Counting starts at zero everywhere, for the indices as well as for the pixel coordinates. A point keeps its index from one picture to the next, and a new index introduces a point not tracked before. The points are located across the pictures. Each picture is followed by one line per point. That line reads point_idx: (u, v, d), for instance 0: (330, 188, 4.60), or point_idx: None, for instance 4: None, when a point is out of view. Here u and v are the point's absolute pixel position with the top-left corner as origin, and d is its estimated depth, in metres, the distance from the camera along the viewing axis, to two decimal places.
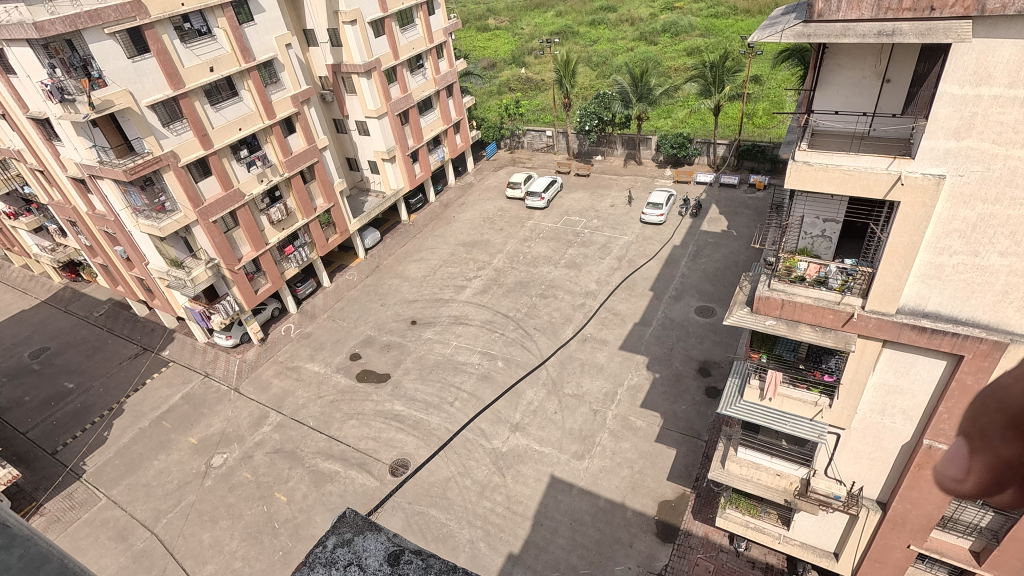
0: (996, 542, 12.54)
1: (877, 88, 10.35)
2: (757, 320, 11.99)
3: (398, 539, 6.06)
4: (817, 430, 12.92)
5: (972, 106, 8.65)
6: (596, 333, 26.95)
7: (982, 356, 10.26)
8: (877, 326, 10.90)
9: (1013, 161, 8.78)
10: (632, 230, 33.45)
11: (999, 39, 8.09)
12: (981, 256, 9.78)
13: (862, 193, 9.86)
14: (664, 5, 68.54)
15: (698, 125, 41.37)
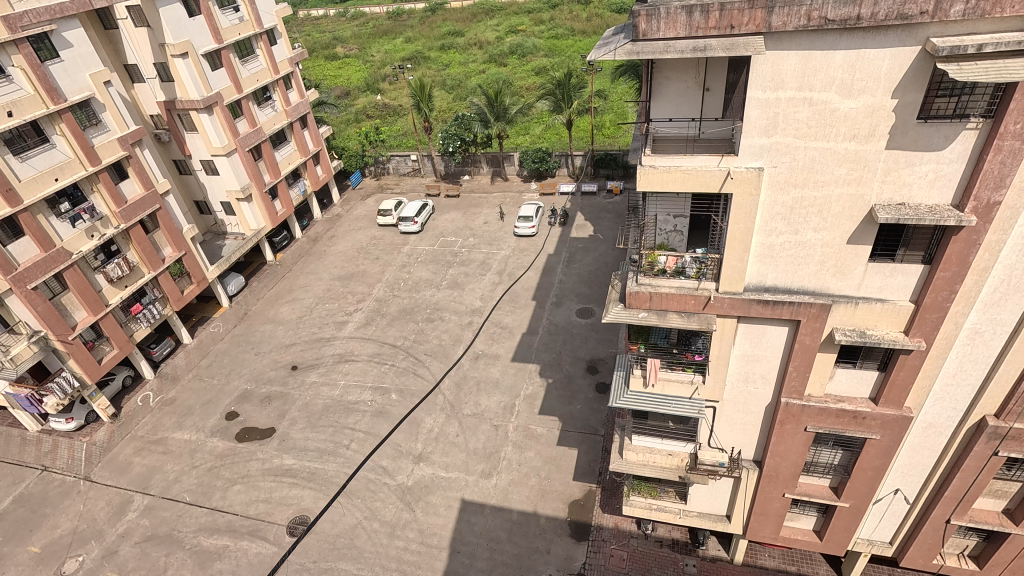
0: (848, 475, 14.65)
1: (700, 96, 11.71)
2: (631, 314, 12.86)
3: None
4: (697, 407, 14.09)
5: (774, 107, 10.11)
6: (487, 349, 27.19)
7: (814, 318, 11.96)
8: (730, 305, 12.28)
9: (811, 152, 10.38)
10: (507, 244, 34.40)
11: (786, 51, 9.58)
12: (801, 234, 11.38)
13: (700, 189, 11.06)
14: (508, 28, 71.93)
15: (555, 139, 43.80)
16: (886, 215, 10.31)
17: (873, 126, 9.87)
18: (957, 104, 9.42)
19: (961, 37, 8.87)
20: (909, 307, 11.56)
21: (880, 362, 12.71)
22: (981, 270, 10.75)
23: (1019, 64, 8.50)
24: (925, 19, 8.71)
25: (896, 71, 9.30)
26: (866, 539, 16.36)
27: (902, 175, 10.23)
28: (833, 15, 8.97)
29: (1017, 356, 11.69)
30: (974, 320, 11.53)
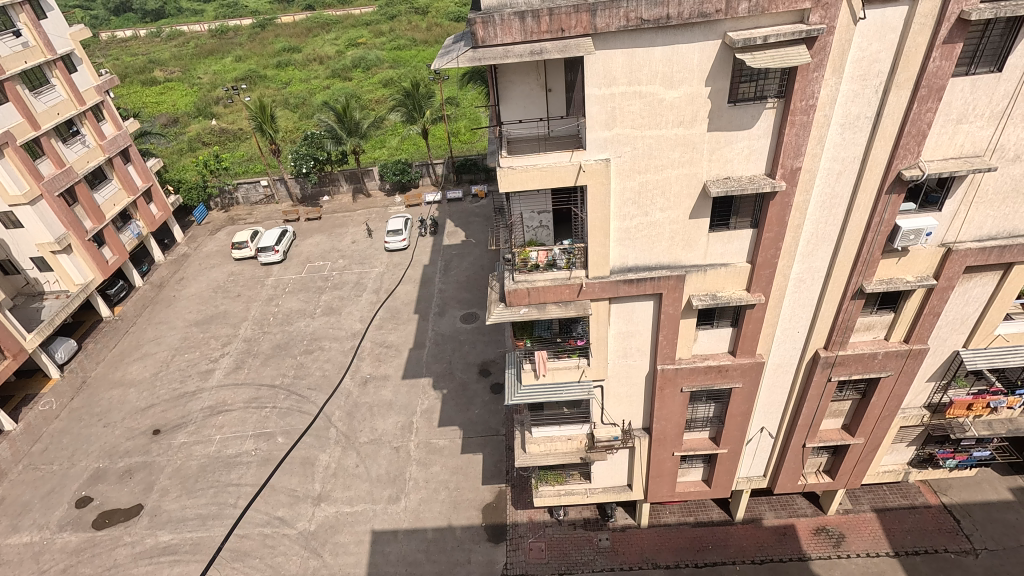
0: (722, 424, 16.37)
1: (544, 96, 12.28)
2: (512, 312, 13.21)
3: None
4: (586, 388, 14.86)
5: (611, 101, 10.90)
6: (375, 371, 26.25)
7: (673, 289, 13.20)
8: (601, 288, 13.08)
9: (647, 140, 11.38)
10: (380, 261, 33.50)
11: (613, 50, 10.39)
12: (651, 214, 12.43)
13: (557, 184, 11.65)
14: (348, 41, 69.95)
15: (413, 150, 43.46)
16: (717, 189, 11.64)
17: (694, 112, 11.07)
18: (757, 87, 10.90)
19: (751, 29, 10.25)
20: (747, 267, 13.18)
21: (731, 318, 14.34)
22: (795, 227, 12.56)
23: (797, 51, 10.03)
24: (721, 16, 9.96)
25: (706, 62, 10.52)
26: (745, 477, 18.36)
27: (724, 152, 11.61)
28: (647, 16, 9.89)
29: (833, 295, 13.82)
30: (797, 270, 13.43)
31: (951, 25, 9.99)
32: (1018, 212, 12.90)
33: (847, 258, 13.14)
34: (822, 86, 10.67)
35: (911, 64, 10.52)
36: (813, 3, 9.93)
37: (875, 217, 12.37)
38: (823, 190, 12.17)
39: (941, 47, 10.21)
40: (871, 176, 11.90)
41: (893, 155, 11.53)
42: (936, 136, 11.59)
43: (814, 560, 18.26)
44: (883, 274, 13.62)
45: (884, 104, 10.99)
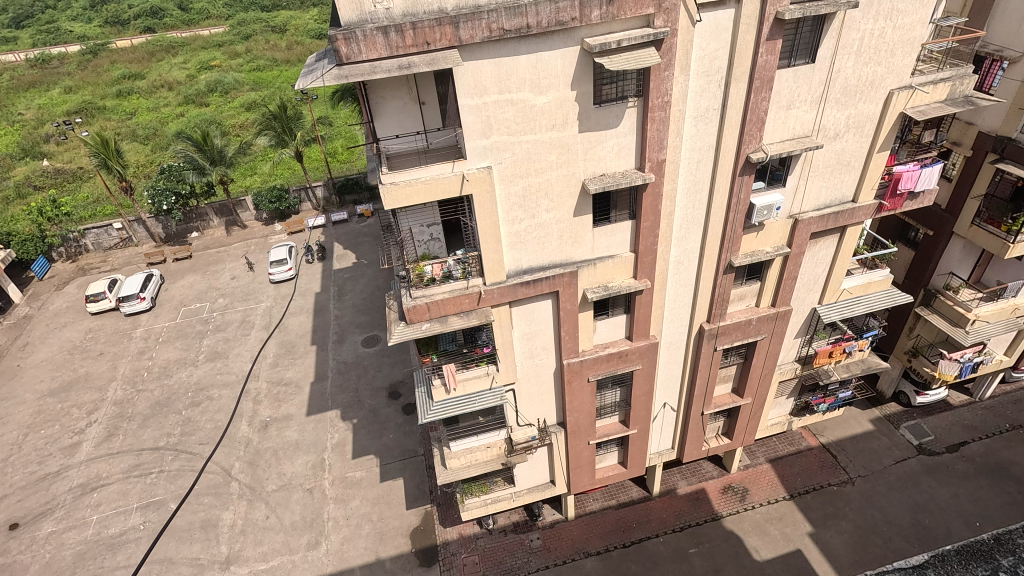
0: (629, 406, 17.24)
1: (418, 109, 12.16)
2: (415, 329, 12.96)
3: None
4: (498, 394, 14.95)
5: (484, 110, 11.04)
6: (275, 412, 24.51)
7: (567, 285, 13.68)
8: (500, 294, 13.21)
9: (525, 144, 11.68)
10: (266, 295, 31.40)
11: (481, 60, 10.54)
12: (538, 216, 12.76)
13: (442, 196, 11.61)
14: (199, 64, 64.97)
15: (288, 174, 41.30)
16: (595, 186, 12.23)
17: (565, 115, 11.55)
18: (617, 88, 11.63)
19: (605, 35, 10.89)
20: (631, 256, 13.99)
21: (624, 306, 15.15)
22: (668, 214, 13.53)
23: (648, 52, 10.80)
24: (576, 24, 10.48)
25: (568, 67, 11.02)
26: (656, 452, 19.46)
27: (597, 151, 12.24)
28: (508, 26, 10.15)
29: (708, 272, 15.07)
30: (675, 254, 14.50)
31: (771, 24, 11.31)
32: (843, 181, 14.91)
33: (715, 237, 14.39)
34: (673, 84, 11.60)
35: (744, 59, 11.78)
36: (656, 9, 10.74)
37: (733, 197, 13.68)
38: (687, 177, 13.23)
39: (766, 44, 11.54)
40: (725, 161, 13.15)
41: (741, 141, 12.83)
42: (772, 121, 13.06)
43: (726, 517, 19.75)
44: (746, 248, 15.08)
45: (727, 97, 12.20)
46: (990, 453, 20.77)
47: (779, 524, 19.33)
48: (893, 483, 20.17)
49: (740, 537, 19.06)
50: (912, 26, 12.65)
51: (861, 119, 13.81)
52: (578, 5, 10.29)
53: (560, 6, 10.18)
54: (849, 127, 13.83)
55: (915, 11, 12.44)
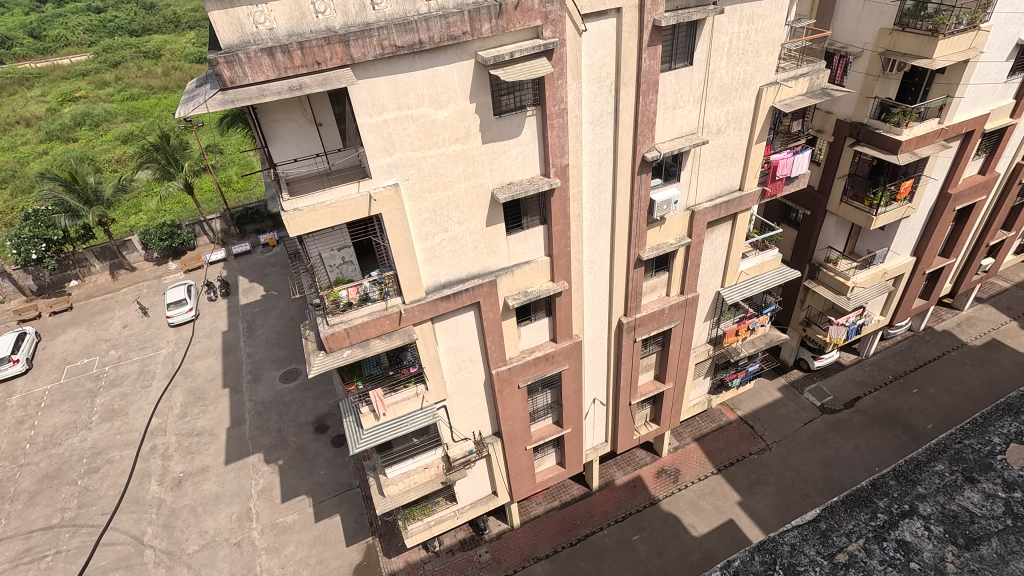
0: (561, 406, 17.60)
1: (316, 131, 11.72)
2: (335, 357, 12.50)
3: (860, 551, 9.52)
4: (430, 413, 14.64)
5: (385, 128, 10.80)
6: (189, 465, 22.58)
7: (488, 295, 13.73)
8: (421, 311, 13.00)
9: (430, 159, 11.56)
10: (166, 340, 28.96)
11: (376, 77, 10.30)
12: (450, 229, 12.68)
13: (350, 218, 11.29)
14: (60, 96, 59.01)
15: (178, 208, 38.42)
16: (504, 195, 12.36)
17: (467, 127, 11.57)
18: (515, 98, 11.86)
19: (498, 48, 11.04)
20: (546, 260, 14.30)
21: (545, 310, 15.44)
22: (577, 216, 13.96)
23: (541, 62, 11.07)
24: (469, 38, 10.52)
25: (465, 80, 11.05)
26: (591, 448, 19.91)
27: (502, 161, 12.38)
28: (400, 43, 9.99)
29: (620, 268, 15.71)
30: (588, 254, 14.98)
31: (650, 32, 12.07)
32: (730, 172, 16.12)
33: (623, 234, 15.04)
34: (568, 91, 12.00)
35: (630, 64, 12.45)
36: (543, 20, 11.02)
37: (634, 195, 14.37)
38: (591, 179, 13.72)
39: (647, 49, 12.27)
40: (624, 162, 13.79)
41: (636, 141, 13.52)
42: (662, 121, 13.88)
43: (663, 499, 20.59)
44: (652, 242, 15.87)
45: (619, 101, 12.83)
46: (879, 404, 23.19)
47: (711, 498, 20.43)
48: (804, 444, 21.95)
49: (678, 516, 19.92)
50: (771, 28, 14.00)
51: (739, 114, 15.04)
52: (468, 20, 10.35)
53: (450, 21, 10.17)
54: (729, 122, 15.01)
55: (772, 15, 13.78)
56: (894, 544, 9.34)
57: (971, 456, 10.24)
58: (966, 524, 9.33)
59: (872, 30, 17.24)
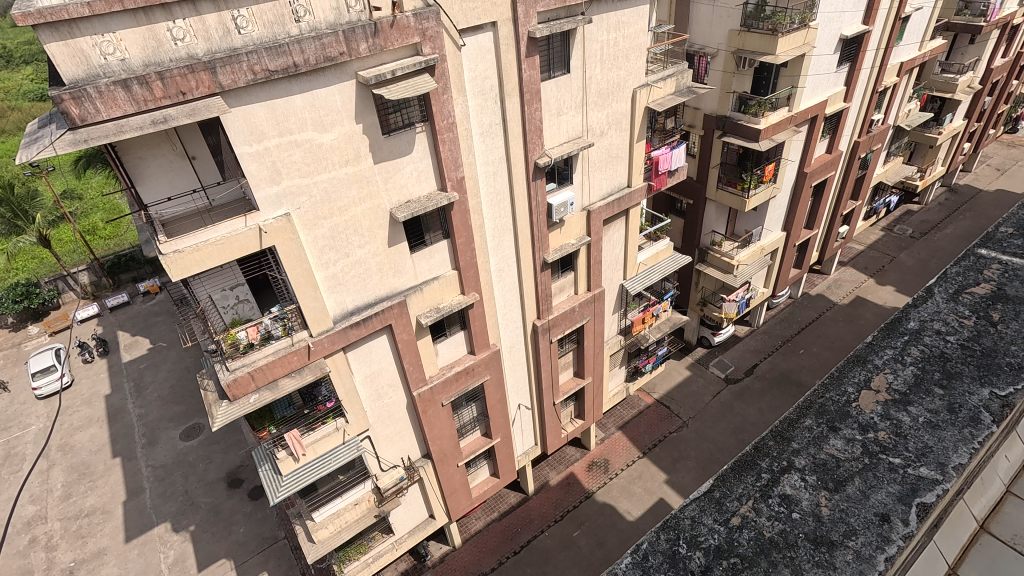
0: (488, 417, 17.60)
1: (189, 166, 10.81)
2: (241, 405, 11.60)
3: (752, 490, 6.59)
4: (354, 446, 14.13)
5: (267, 156, 10.18)
6: (80, 552, 19.88)
7: (400, 315, 13.44)
8: (330, 342, 12.45)
9: (321, 185, 11.05)
10: (36, 415, 25.46)
11: (250, 104, 9.64)
12: (352, 254, 12.21)
13: (241, 253, 10.54)
14: None
15: (34, 265, 34.10)
16: (404, 214, 12.12)
17: (356, 149, 11.20)
18: (403, 116, 11.66)
19: (379, 66, 10.74)
20: (454, 274, 14.24)
21: (459, 323, 15.37)
22: (479, 227, 14.05)
23: (423, 79, 10.99)
24: (346, 58, 10.13)
25: (348, 101, 10.67)
26: (523, 453, 20.04)
27: (397, 180, 12.12)
28: (273, 67, 9.41)
29: (528, 273, 16.00)
30: (494, 263, 15.13)
31: (526, 43, 12.47)
32: (618, 171, 16.99)
33: (526, 240, 15.34)
34: (454, 105, 12.03)
35: (511, 75, 12.76)
36: (421, 37, 10.85)
37: (532, 201, 14.70)
38: (488, 189, 13.89)
39: (526, 60, 12.67)
40: (518, 169, 14.08)
41: (526, 149, 13.86)
42: (548, 128, 14.35)
43: (597, 491, 21.16)
44: (555, 244, 16.33)
45: (505, 111, 13.11)
46: (774, 368, 25.41)
47: (641, 481, 21.28)
48: (716, 415, 23.55)
49: (613, 505, 20.55)
50: (636, 34, 14.96)
51: (618, 116, 15.92)
52: (344, 40, 9.94)
53: (325, 41, 9.72)
54: (611, 124, 15.85)
55: (635, 22, 14.74)
56: (773, 506, 6.35)
57: (829, 407, 7.19)
58: (838, 472, 6.48)
59: (723, 32, 18.98)
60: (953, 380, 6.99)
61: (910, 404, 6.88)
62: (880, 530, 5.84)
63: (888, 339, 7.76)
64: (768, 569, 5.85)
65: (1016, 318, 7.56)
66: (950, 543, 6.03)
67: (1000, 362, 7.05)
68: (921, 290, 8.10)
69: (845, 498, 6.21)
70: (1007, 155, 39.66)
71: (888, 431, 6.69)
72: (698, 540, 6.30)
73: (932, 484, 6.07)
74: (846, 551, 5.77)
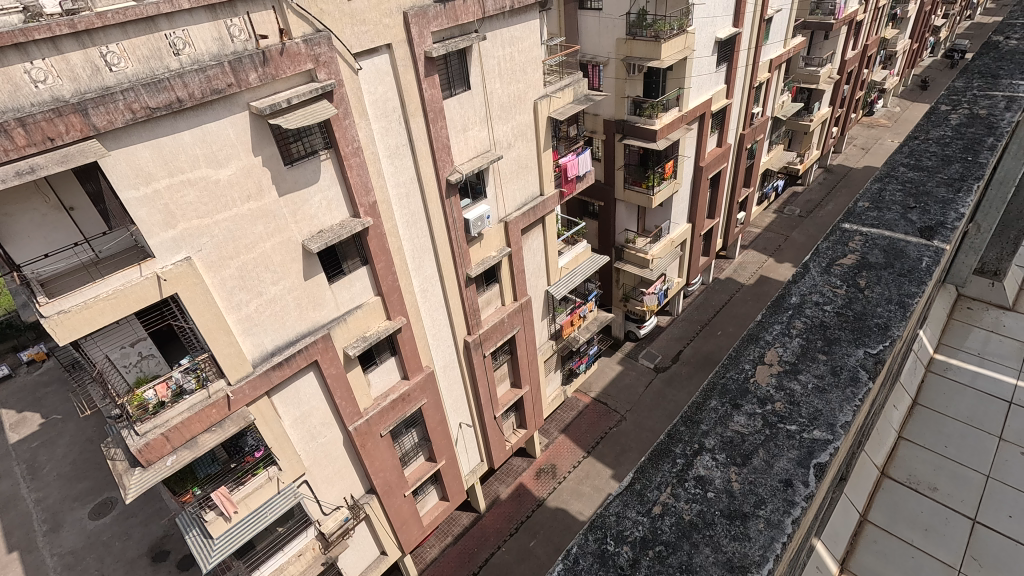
0: (430, 441, 17.27)
1: (67, 218, 9.82)
2: (158, 469, 10.67)
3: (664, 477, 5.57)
4: (290, 494, 13.36)
5: (159, 199, 9.46)
6: None
7: (325, 349, 12.90)
8: (251, 387, 11.73)
9: (223, 224, 10.43)
10: None
11: (132, 145, 8.93)
12: (264, 292, 11.58)
13: (138, 305, 9.71)
14: None
15: None
16: (317, 244, 11.68)
17: (258, 183, 10.68)
18: (305, 144, 11.26)
19: (272, 95, 10.28)
20: (378, 300, 13.88)
21: (389, 349, 14.99)
22: (397, 250, 13.80)
23: (322, 105, 10.67)
24: (236, 89, 9.62)
25: (243, 133, 10.15)
26: (469, 472, 19.80)
27: (305, 211, 11.65)
28: (154, 104, 8.77)
29: (452, 289, 15.89)
30: (417, 284, 14.93)
31: (424, 63, 12.49)
32: (529, 181, 17.32)
33: (447, 257, 15.26)
34: (357, 130, 11.80)
35: (412, 96, 12.70)
36: (315, 63, 10.51)
37: (449, 218, 14.66)
38: (402, 211, 13.71)
39: (426, 79, 12.68)
40: (430, 189, 14.00)
41: (436, 167, 13.78)
42: (455, 144, 14.38)
43: (547, 497, 21.27)
44: (476, 258, 16.33)
45: (411, 131, 13.01)
46: (697, 352, 26.79)
47: (589, 480, 21.64)
48: (650, 404, 24.43)
49: (565, 508, 20.73)
50: (531, 48, 15.38)
51: (523, 128, 16.28)
52: (230, 71, 9.45)
53: (209, 74, 9.20)
54: (517, 136, 16.17)
55: (528, 36, 15.15)
56: (691, 489, 5.40)
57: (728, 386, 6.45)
58: (743, 446, 5.72)
59: (611, 41, 19.98)
60: (834, 345, 6.73)
61: (800, 372, 6.44)
62: (785, 494, 5.20)
63: (774, 316, 7.36)
64: (692, 553, 4.92)
65: (880, 282, 7.59)
66: (857, 493, 7.21)
67: (870, 324, 6.94)
68: (795, 267, 7.91)
69: (752, 470, 5.47)
70: (868, 135, 44.46)
71: (783, 401, 6.12)
72: (625, 534, 5.17)
73: (826, 445, 5.62)
74: (758, 521, 5.02)
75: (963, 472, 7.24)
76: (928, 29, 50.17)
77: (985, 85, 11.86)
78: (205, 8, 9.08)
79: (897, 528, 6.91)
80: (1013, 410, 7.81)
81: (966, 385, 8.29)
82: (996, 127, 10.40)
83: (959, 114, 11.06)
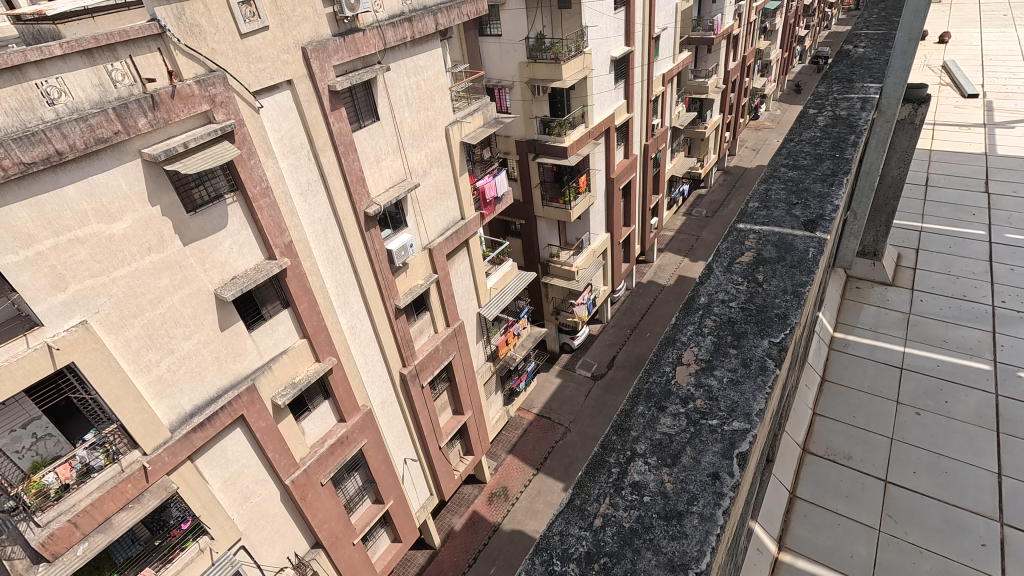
0: (374, 483, 16.62)
1: None
2: (67, 561, 9.61)
3: (603, 489, 5.65)
4: (226, 564, 12.23)
5: (43, 262, 8.58)
6: None
7: (250, 402, 12.14)
8: (170, 454, 10.78)
9: (122, 280, 9.62)
10: None
11: (5, 207, 8.07)
12: (177, 348, 10.77)
13: (27, 381, 8.71)
14: None
15: None
16: (232, 292, 11.06)
17: (158, 233, 9.99)
18: (208, 189, 10.66)
19: (166, 140, 9.72)
20: (304, 342, 13.27)
21: (321, 393, 14.34)
22: (319, 289, 13.32)
23: (223, 147, 10.19)
24: (123, 137, 9.00)
25: (136, 183, 9.50)
26: (420, 507, 19.20)
27: (215, 258, 11.01)
28: (28, 158, 8.01)
29: (382, 322, 15.50)
30: (344, 321, 14.45)
31: (328, 97, 12.29)
32: (448, 206, 17.36)
33: (374, 291, 14.92)
34: (264, 169, 11.36)
35: (320, 131, 12.42)
36: (210, 104, 10.03)
37: (371, 250, 14.37)
38: (321, 248, 13.25)
39: (332, 114, 12.46)
40: (349, 223, 13.68)
41: (353, 201, 13.51)
42: (369, 176, 14.16)
43: (502, 521, 20.97)
44: (404, 288, 16.08)
45: (322, 166, 12.68)
46: (630, 355, 27.67)
47: (541, 497, 21.59)
48: (592, 412, 24.87)
49: (521, 530, 20.49)
50: (436, 76, 15.55)
51: (436, 155, 16.33)
52: (116, 118, 8.84)
53: (92, 122, 8.55)
54: (431, 163, 16.20)
55: (432, 64, 15.31)
56: (628, 496, 5.52)
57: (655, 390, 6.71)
58: (672, 447, 5.94)
59: (514, 65, 20.61)
60: (742, 338, 7.19)
61: (715, 368, 6.80)
62: (713, 488, 5.42)
63: (686, 317, 7.76)
64: (635, 559, 4.97)
65: (775, 275, 8.21)
66: (784, 473, 8.62)
67: (771, 314, 7.49)
68: (700, 270, 8.37)
69: (682, 468, 5.68)
70: (756, 137, 48.39)
71: (703, 398, 6.44)
72: (570, 552, 5.18)
73: (745, 434, 5.97)
74: (692, 517, 5.19)
75: (871, 444, 8.90)
76: (794, 39, 55.70)
77: (842, 89, 13.29)
78: (81, 53, 8.46)
79: (822, 500, 8.34)
80: (902, 389, 9.70)
81: (862, 368, 10.29)
82: (857, 125, 11.67)
83: (825, 115, 12.29)
